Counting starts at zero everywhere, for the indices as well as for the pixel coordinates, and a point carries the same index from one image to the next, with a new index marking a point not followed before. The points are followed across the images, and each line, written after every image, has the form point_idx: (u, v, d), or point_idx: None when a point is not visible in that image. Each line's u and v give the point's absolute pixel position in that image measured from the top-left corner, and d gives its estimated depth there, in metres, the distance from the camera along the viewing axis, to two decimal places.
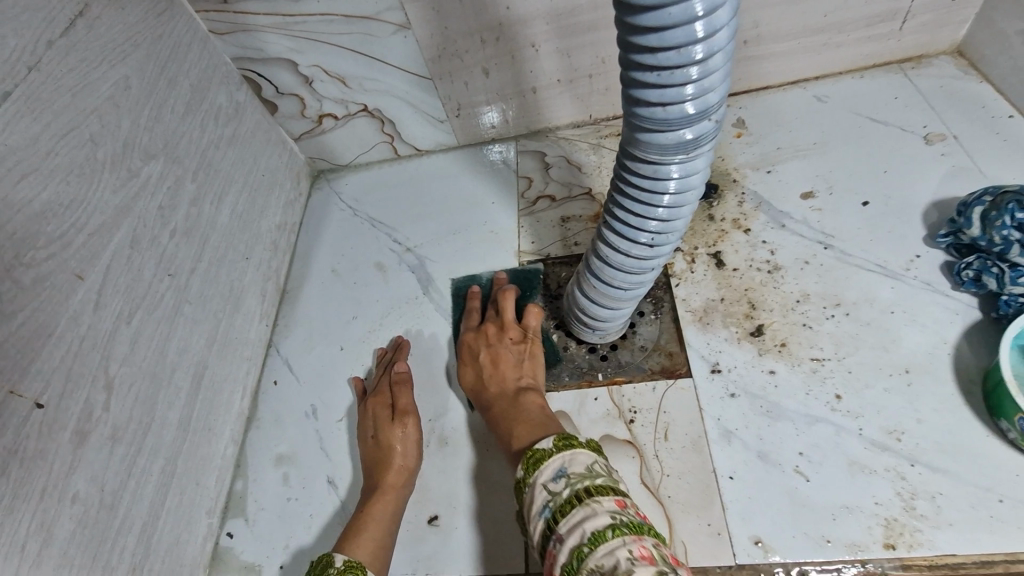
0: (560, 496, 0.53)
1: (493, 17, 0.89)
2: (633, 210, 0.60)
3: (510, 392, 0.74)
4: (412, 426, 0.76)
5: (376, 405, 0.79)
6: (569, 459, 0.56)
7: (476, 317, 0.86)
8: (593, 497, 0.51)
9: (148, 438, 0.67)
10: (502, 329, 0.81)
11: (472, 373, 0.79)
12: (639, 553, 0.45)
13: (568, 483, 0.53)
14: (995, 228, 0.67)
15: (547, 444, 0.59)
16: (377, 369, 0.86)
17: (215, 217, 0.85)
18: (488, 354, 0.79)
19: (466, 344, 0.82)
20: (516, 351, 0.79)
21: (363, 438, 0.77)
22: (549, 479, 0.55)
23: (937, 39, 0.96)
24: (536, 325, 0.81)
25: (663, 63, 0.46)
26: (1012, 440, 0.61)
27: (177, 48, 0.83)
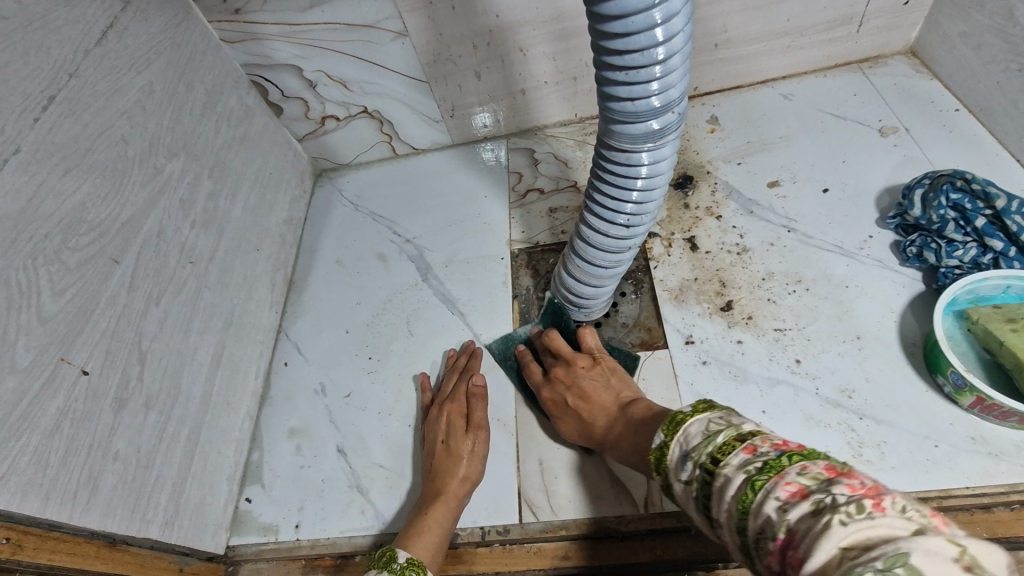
0: (694, 481, 0.44)
1: (484, 24, 0.97)
2: (610, 194, 0.68)
3: (617, 413, 0.70)
4: (481, 442, 0.77)
5: (451, 412, 0.79)
6: (683, 438, 0.47)
7: (536, 369, 0.82)
8: (721, 462, 0.42)
9: (176, 408, 0.74)
10: (570, 363, 0.77)
11: (574, 420, 0.74)
12: (788, 493, 0.36)
13: (692, 464, 0.45)
14: (933, 208, 0.77)
15: (658, 439, 0.50)
16: (456, 373, 0.86)
17: (229, 211, 0.92)
18: (575, 395, 0.75)
19: (548, 399, 0.77)
20: (599, 375, 0.75)
21: (432, 439, 0.78)
22: (678, 470, 0.46)
23: (890, 41, 1.04)
24: (594, 342, 0.79)
25: (630, 63, 0.54)
26: (948, 394, 0.70)
27: (193, 55, 0.90)
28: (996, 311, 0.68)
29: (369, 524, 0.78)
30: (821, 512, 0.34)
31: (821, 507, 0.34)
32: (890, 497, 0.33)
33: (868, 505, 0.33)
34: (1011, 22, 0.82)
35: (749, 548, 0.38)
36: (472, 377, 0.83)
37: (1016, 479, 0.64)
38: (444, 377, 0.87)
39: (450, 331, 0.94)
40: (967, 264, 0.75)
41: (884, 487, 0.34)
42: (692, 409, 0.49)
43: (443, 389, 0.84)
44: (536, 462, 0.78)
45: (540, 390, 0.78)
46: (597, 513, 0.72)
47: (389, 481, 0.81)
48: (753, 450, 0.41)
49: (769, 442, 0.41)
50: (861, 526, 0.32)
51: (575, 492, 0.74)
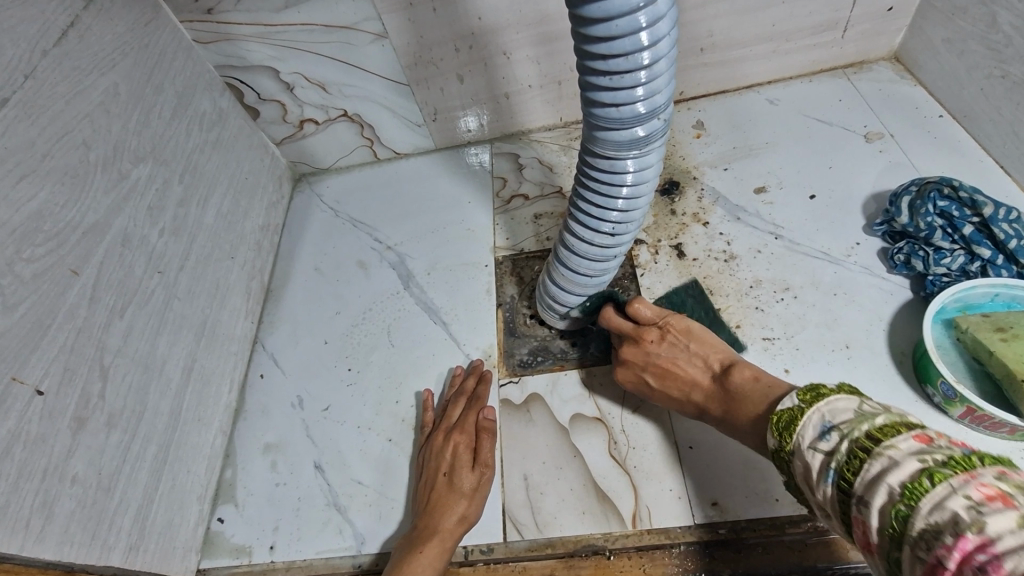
0: (838, 453, 0.41)
1: (466, 27, 0.95)
2: (595, 202, 0.66)
3: (711, 387, 0.65)
4: (485, 481, 0.73)
5: (459, 444, 0.75)
6: (828, 410, 0.45)
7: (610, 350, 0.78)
8: (882, 443, 0.39)
9: (143, 425, 0.71)
10: (637, 340, 0.71)
11: (664, 398, 0.70)
12: (982, 495, 0.32)
13: (841, 436, 0.42)
14: (920, 215, 0.76)
15: (791, 402, 0.48)
16: (464, 399, 0.80)
17: (201, 217, 0.89)
18: (656, 372, 0.70)
19: (628, 380, 0.74)
20: (673, 346, 0.69)
21: (433, 469, 0.73)
22: (817, 438, 0.44)
23: (875, 47, 1.04)
24: (651, 311, 0.71)
25: (613, 68, 0.52)
26: (937, 404, 0.68)
27: (162, 56, 0.87)
28: (984, 319, 0.67)
29: (347, 545, 0.75)
30: None
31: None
32: None
33: None
34: (994, 29, 0.83)
35: (897, 537, 0.35)
36: (483, 408, 0.78)
37: None
38: (448, 399, 0.82)
39: (432, 341, 0.91)
40: (955, 272, 0.74)
41: None
42: (842, 385, 0.46)
43: (450, 416, 0.78)
44: (521, 479, 0.75)
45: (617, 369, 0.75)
46: (584, 531, 0.70)
47: (369, 499, 0.78)
48: (930, 442, 0.37)
49: (946, 438, 0.38)
50: None
51: (561, 508, 0.72)
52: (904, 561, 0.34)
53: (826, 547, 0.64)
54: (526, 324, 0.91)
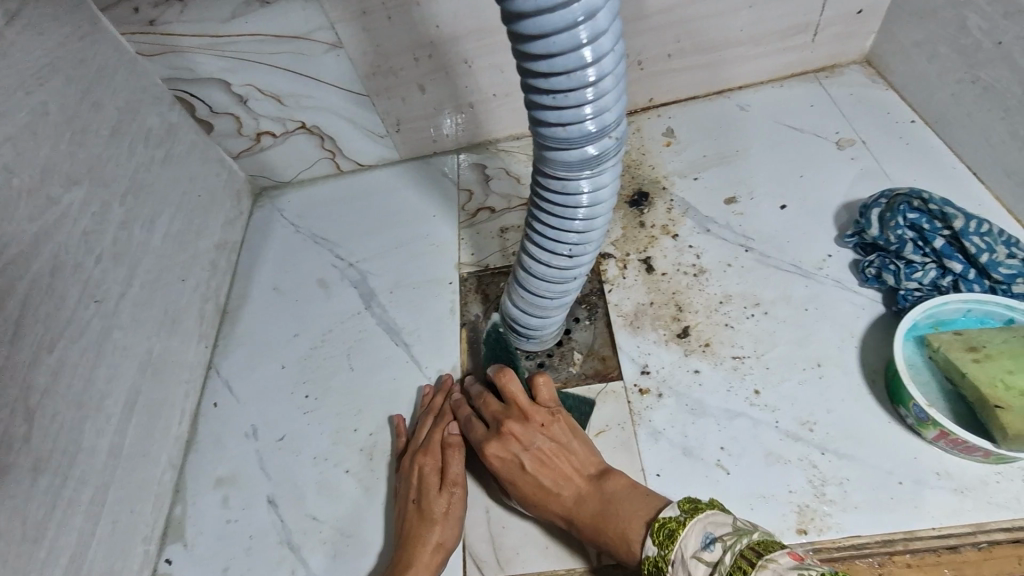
0: (722, 564, 0.48)
1: (425, 35, 0.92)
2: (550, 224, 0.63)
3: (590, 490, 0.63)
4: (457, 500, 0.68)
5: (424, 466, 0.71)
6: (708, 520, 0.51)
7: (477, 423, 0.71)
8: (765, 557, 0.47)
9: (77, 466, 0.66)
10: (526, 417, 0.67)
11: (529, 486, 0.65)
12: None
13: (725, 548, 0.49)
14: (891, 228, 0.74)
15: (673, 511, 0.54)
16: (432, 416, 0.76)
17: (147, 240, 0.84)
18: (534, 457, 0.65)
19: (497, 456, 0.67)
20: (559, 435, 0.67)
21: (404, 496, 0.71)
22: (700, 548, 0.50)
23: (845, 50, 1.02)
24: (549, 393, 0.68)
25: (556, 86, 0.49)
26: (910, 425, 0.66)
27: (101, 71, 0.82)
28: (955, 337, 0.64)
29: None
30: None
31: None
32: None
33: None
34: (964, 33, 0.81)
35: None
36: (448, 424, 0.73)
37: (982, 516, 0.61)
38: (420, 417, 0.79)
39: (394, 364, 0.87)
40: (927, 286, 0.72)
41: None
42: (712, 498, 0.54)
43: (418, 435, 0.75)
44: (483, 511, 0.72)
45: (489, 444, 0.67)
46: (549, 566, 0.67)
47: (324, 536, 0.74)
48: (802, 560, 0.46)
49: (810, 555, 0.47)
50: None
51: (523, 542, 0.69)
52: None
53: None
54: None
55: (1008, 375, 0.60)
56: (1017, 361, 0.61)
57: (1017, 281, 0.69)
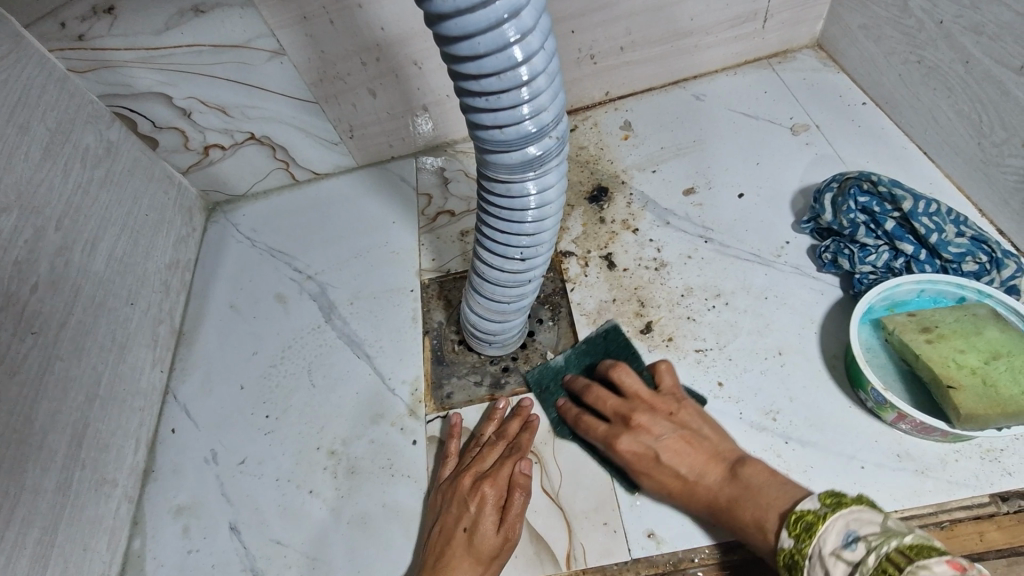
0: (864, 565, 0.42)
1: (370, 38, 0.89)
2: (499, 227, 0.62)
3: (727, 476, 0.58)
4: (507, 548, 0.64)
5: (487, 497, 0.65)
6: (852, 517, 0.46)
7: (596, 421, 0.68)
8: (915, 561, 0.40)
9: (19, 508, 0.64)
10: (652, 407, 0.65)
11: (665, 477, 0.62)
12: None
13: (868, 548, 0.43)
14: (843, 212, 0.75)
15: (812, 504, 0.49)
16: (501, 444, 0.71)
17: (88, 265, 0.81)
18: (668, 445, 0.62)
19: (629, 451, 0.64)
20: (689, 422, 0.64)
21: (454, 520, 0.65)
22: (840, 546, 0.45)
23: (796, 35, 1.02)
24: (672, 380, 0.69)
25: (488, 89, 0.47)
26: (870, 408, 0.67)
27: (29, 90, 0.78)
28: (909, 319, 0.65)
29: None
30: None
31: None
32: None
33: None
34: (907, 14, 0.81)
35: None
36: (521, 460, 0.68)
37: (943, 497, 0.61)
38: (484, 438, 0.73)
39: (357, 378, 0.85)
40: (881, 269, 0.73)
41: None
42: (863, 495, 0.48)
43: (483, 459, 0.69)
44: None
45: (619, 437, 0.65)
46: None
47: (289, 560, 0.72)
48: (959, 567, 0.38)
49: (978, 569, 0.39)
50: None
51: None
52: None
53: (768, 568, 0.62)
54: (454, 350, 0.86)
55: (959, 355, 0.61)
56: (968, 340, 0.62)
57: (966, 259, 0.70)
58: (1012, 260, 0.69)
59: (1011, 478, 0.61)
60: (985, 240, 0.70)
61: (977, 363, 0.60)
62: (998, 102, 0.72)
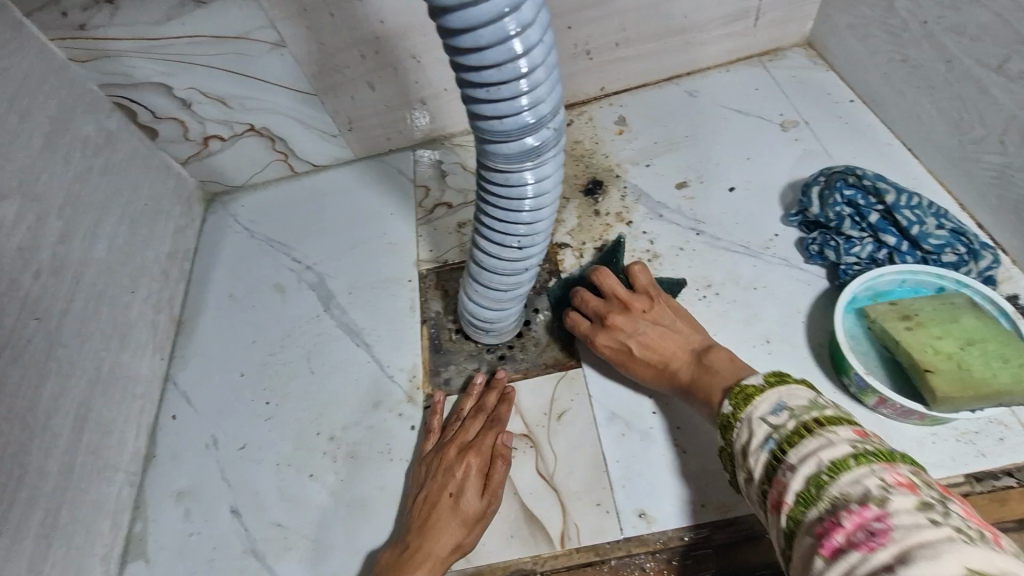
0: (784, 428, 0.47)
1: (369, 31, 0.90)
2: (497, 216, 0.63)
3: (690, 363, 0.65)
4: (489, 512, 0.67)
5: (473, 465, 0.68)
6: (787, 392, 0.50)
7: (580, 318, 0.75)
8: (827, 427, 0.45)
9: (23, 489, 0.65)
10: (626, 307, 0.71)
11: (640, 367, 0.69)
12: (896, 481, 0.40)
13: (792, 415, 0.48)
14: (829, 205, 0.77)
15: (756, 380, 0.54)
16: (483, 416, 0.74)
17: (89, 253, 0.82)
18: (641, 339, 0.69)
19: (606, 346, 0.71)
20: (661, 318, 0.70)
21: (440, 487, 0.67)
22: (768, 412, 0.50)
23: (786, 34, 1.05)
24: (646, 279, 0.73)
25: (488, 80, 0.49)
26: (853, 394, 0.69)
27: (29, 80, 0.79)
28: (891, 307, 0.67)
29: None
30: (929, 513, 0.37)
31: (928, 507, 0.38)
32: (1000, 541, 0.37)
33: (989, 538, 0.36)
34: (892, 14, 0.84)
35: (809, 500, 0.42)
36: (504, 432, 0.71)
37: None
38: (464, 410, 0.75)
39: (355, 365, 0.87)
40: (864, 260, 0.75)
41: (994, 531, 0.38)
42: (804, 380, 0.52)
43: (466, 430, 0.72)
44: None
45: (597, 335, 0.72)
46: (514, 555, 0.67)
47: (290, 542, 0.74)
48: (864, 434, 0.44)
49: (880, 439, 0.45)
50: (981, 549, 0.35)
51: (489, 534, 0.69)
52: (808, 516, 0.42)
53: (757, 546, 0.64)
54: (452, 339, 0.87)
55: (937, 341, 0.63)
56: (945, 327, 0.64)
57: (946, 250, 0.73)
58: (988, 251, 0.72)
59: (984, 459, 0.64)
60: (963, 233, 0.73)
61: (953, 349, 0.62)
62: (977, 100, 0.74)
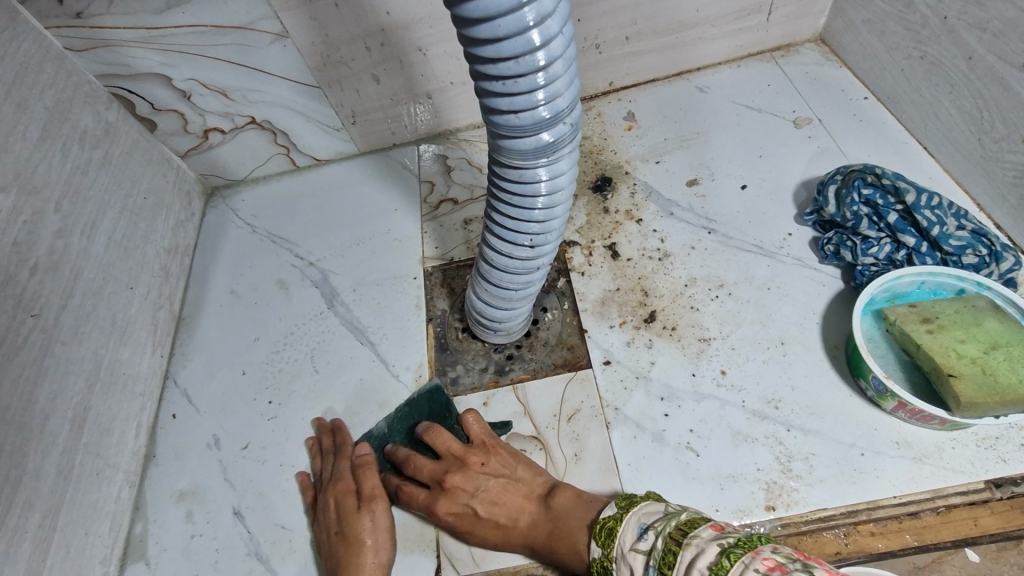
0: (656, 551, 0.50)
1: (374, 23, 0.88)
2: (509, 214, 0.62)
3: (540, 512, 0.64)
4: (381, 512, 0.67)
5: (338, 495, 0.69)
6: (641, 512, 0.54)
7: (415, 487, 0.69)
8: (689, 534, 0.49)
9: (20, 492, 0.63)
10: (464, 463, 0.68)
11: (486, 530, 0.65)
12: (767, 566, 0.42)
13: (655, 534, 0.51)
14: (847, 205, 0.76)
15: (612, 510, 0.57)
16: (330, 458, 0.75)
17: (87, 248, 0.80)
18: (481, 499, 0.65)
19: (448, 513, 0.66)
20: (496, 468, 0.67)
21: (326, 532, 0.68)
22: (635, 540, 0.53)
23: (799, 29, 1.03)
24: (480, 426, 0.70)
25: (505, 72, 0.47)
26: (871, 397, 0.68)
27: (26, 68, 0.76)
28: (911, 310, 0.66)
29: None
30: None
31: None
32: None
33: None
34: (910, 10, 0.82)
35: None
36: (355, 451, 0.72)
37: (940, 482, 0.63)
38: (318, 465, 0.76)
39: (360, 365, 0.85)
40: (882, 261, 0.74)
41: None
42: (648, 492, 0.57)
43: (323, 475, 0.73)
44: None
45: (437, 504, 0.66)
46: (525, 560, 0.66)
47: (293, 545, 0.72)
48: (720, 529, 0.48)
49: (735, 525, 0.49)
50: None
51: None
52: None
53: None
54: (458, 338, 0.86)
55: (959, 344, 0.62)
56: (968, 330, 0.63)
57: (966, 252, 0.71)
58: (1011, 253, 0.71)
59: (1005, 465, 0.63)
60: (985, 233, 0.72)
61: (977, 353, 0.61)
62: (1000, 99, 0.73)
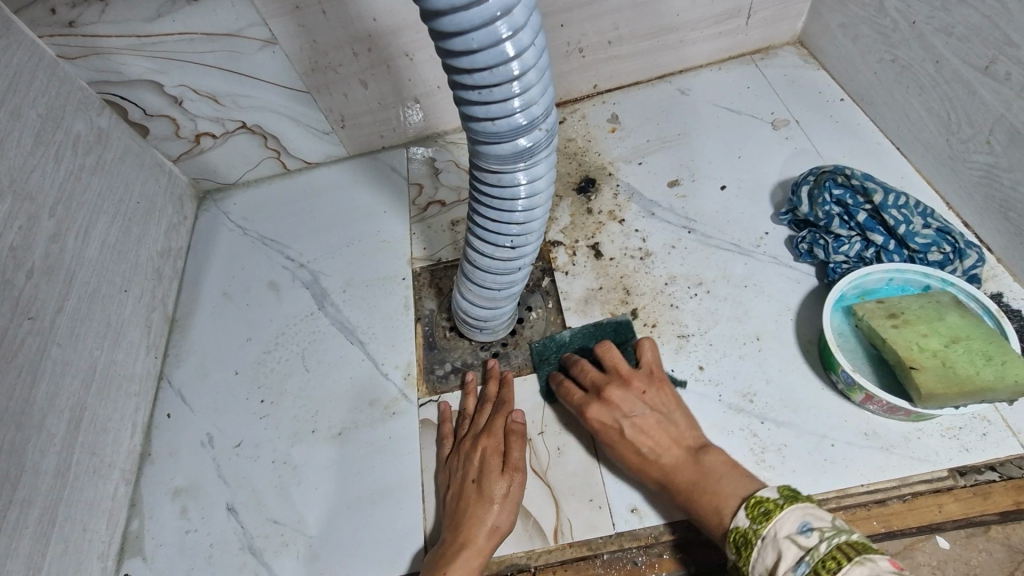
0: (816, 551, 0.46)
1: (362, 29, 0.90)
2: (490, 216, 0.64)
3: (687, 462, 0.63)
4: (516, 486, 0.68)
5: (486, 448, 0.71)
6: (811, 511, 0.50)
7: (574, 387, 0.72)
8: (864, 556, 0.44)
9: (19, 490, 0.65)
10: (625, 382, 0.70)
11: (626, 450, 0.66)
12: None
13: (823, 537, 0.47)
14: (819, 205, 0.79)
15: (772, 493, 0.54)
16: (489, 403, 0.77)
17: (82, 252, 0.82)
18: (630, 422, 0.66)
19: (596, 418, 0.68)
20: (658, 403, 0.68)
21: (461, 476, 0.70)
22: (796, 532, 0.49)
23: (777, 32, 1.05)
24: (653, 357, 0.71)
25: (480, 83, 0.49)
26: (840, 391, 0.71)
27: (19, 76, 0.78)
28: (878, 306, 0.69)
29: None
30: None
31: None
32: None
33: None
34: (882, 14, 0.85)
35: None
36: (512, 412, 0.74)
37: (906, 471, 0.65)
38: (471, 407, 0.78)
39: (350, 363, 0.87)
40: (852, 259, 0.77)
41: None
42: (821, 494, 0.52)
43: (477, 420, 0.75)
44: None
45: (586, 403, 0.70)
46: (510, 550, 0.68)
47: (286, 539, 0.74)
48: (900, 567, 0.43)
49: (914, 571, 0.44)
50: None
51: None
52: None
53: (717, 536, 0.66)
54: (446, 336, 0.88)
55: (923, 339, 0.65)
56: (931, 325, 0.66)
57: (932, 249, 0.74)
58: (973, 250, 0.73)
59: (968, 453, 0.66)
60: (949, 232, 0.74)
61: (939, 346, 0.64)
62: (965, 101, 0.75)
